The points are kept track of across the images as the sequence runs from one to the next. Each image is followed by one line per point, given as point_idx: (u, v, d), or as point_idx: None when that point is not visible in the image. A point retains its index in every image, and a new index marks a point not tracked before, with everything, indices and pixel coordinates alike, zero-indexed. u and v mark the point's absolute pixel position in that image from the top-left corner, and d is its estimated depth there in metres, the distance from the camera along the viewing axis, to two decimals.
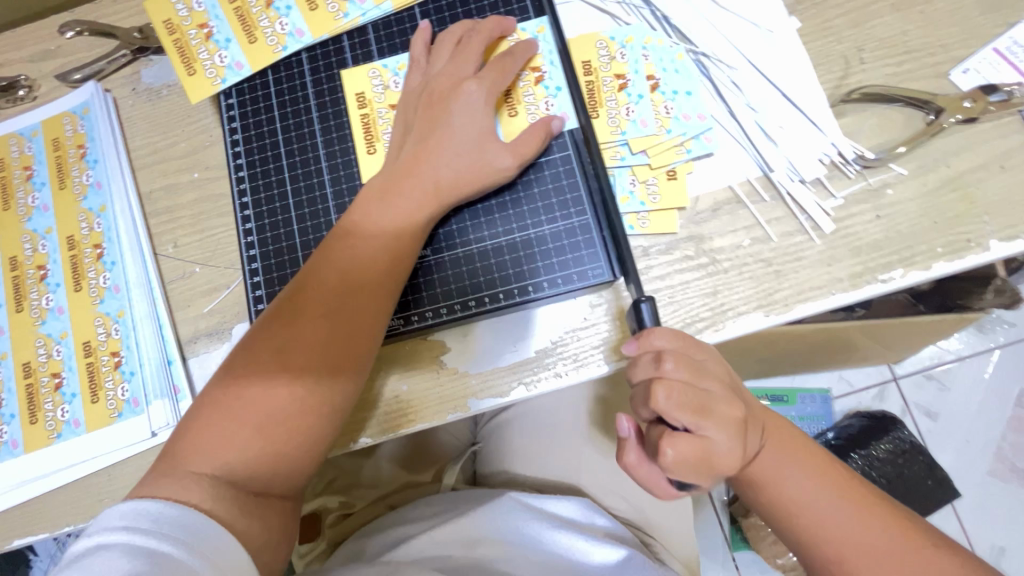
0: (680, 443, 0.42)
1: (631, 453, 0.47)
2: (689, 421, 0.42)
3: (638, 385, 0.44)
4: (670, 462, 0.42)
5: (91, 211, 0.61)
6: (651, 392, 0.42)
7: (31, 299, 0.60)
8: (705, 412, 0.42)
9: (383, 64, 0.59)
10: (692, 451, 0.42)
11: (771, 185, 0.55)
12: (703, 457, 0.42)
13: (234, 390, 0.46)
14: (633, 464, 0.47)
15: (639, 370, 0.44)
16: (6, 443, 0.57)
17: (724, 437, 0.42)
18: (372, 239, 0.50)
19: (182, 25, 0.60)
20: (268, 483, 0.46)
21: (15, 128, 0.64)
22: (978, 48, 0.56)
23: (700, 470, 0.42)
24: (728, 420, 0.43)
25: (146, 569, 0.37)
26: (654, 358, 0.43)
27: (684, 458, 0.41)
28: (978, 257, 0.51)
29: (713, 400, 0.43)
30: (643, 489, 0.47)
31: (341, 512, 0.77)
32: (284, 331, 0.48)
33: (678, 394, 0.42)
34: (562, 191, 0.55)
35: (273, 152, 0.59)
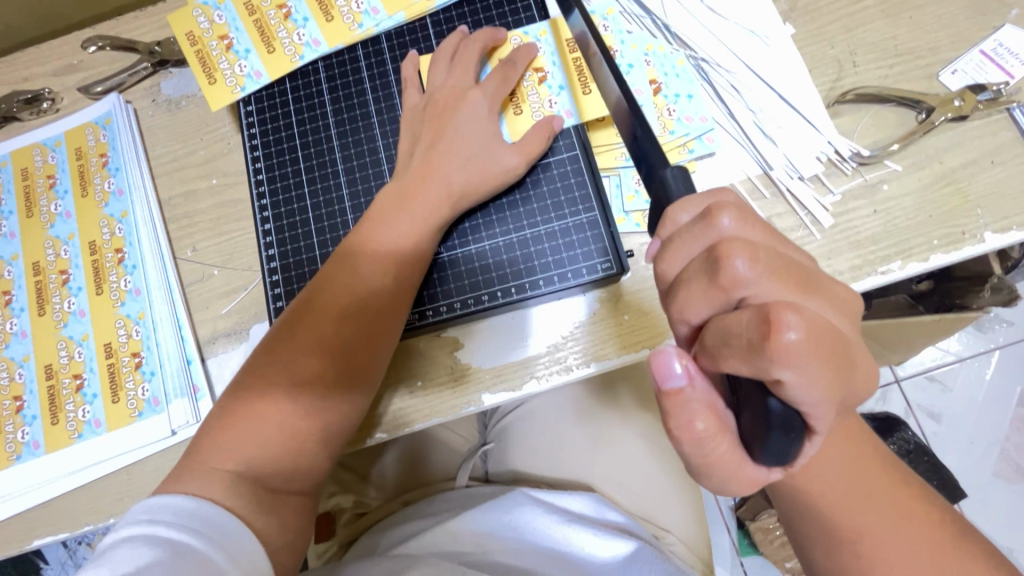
0: (800, 315, 0.28)
1: (699, 415, 0.31)
2: (787, 291, 0.30)
3: (692, 265, 0.33)
4: (797, 350, 0.27)
5: (113, 217, 0.63)
6: (722, 260, 0.31)
7: (54, 303, 0.61)
8: (799, 283, 0.31)
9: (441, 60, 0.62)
10: (820, 333, 0.28)
11: (770, 182, 0.57)
12: (827, 335, 0.29)
13: (233, 411, 0.47)
14: (707, 426, 0.31)
15: (686, 251, 0.34)
16: (27, 444, 0.58)
17: (826, 307, 0.31)
18: (371, 257, 0.52)
19: (204, 37, 0.62)
20: (289, 479, 0.47)
21: (38, 139, 0.66)
22: (966, 50, 0.58)
23: (830, 355, 0.28)
24: (828, 293, 0.32)
25: (168, 559, 0.38)
26: (704, 221, 0.33)
27: (816, 336, 0.28)
28: (973, 248, 0.53)
29: (803, 269, 0.32)
30: (722, 465, 0.32)
31: (354, 512, 0.79)
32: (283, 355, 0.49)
33: (763, 256, 0.31)
34: (571, 189, 0.57)
35: (291, 156, 0.61)
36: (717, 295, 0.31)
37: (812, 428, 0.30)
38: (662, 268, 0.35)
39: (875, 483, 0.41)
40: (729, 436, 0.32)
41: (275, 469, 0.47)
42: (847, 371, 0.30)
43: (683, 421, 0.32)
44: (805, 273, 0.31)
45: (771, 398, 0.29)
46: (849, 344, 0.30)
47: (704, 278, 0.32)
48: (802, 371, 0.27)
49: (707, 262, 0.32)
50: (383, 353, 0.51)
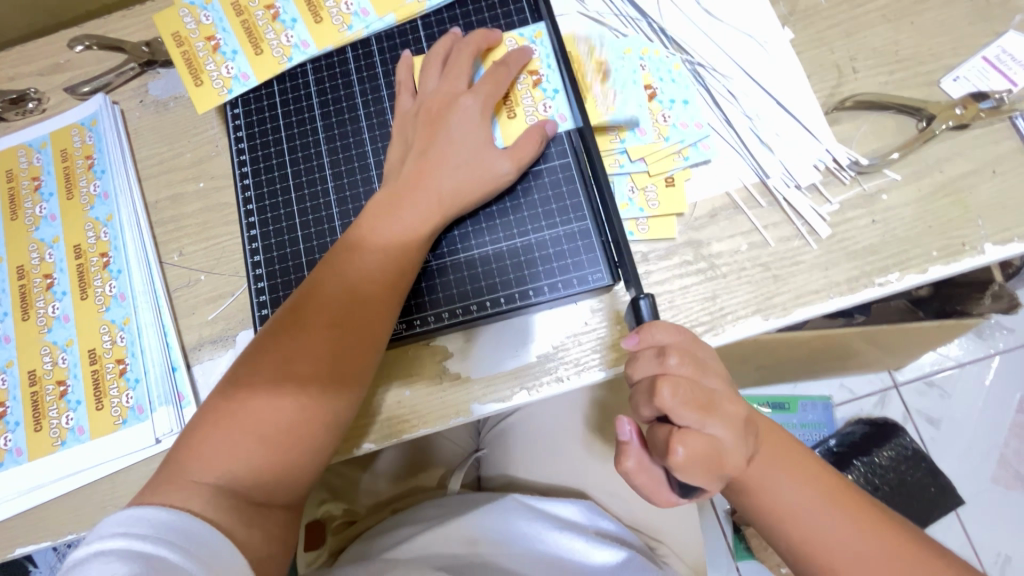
0: (691, 440, 0.38)
1: (632, 457, 0.42)
2: (698, 420, 0.38)
3: (641, 381, 0.40)
4: (683, 465, 0.37)
5: (98, 220, 0.62)
6: (655, 389, 0.38)
7: (38, 308, 0.60)
8: (708, 409, 0.39)
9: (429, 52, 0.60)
10: (705, 451, 0.38)
11: (767, 190, 0.56)
12: (712, 455, 0.38)
13: (215, 429, 0.46)
14: (633, 466, 0.42)
15: (640, 367, 0.41)
16: (10, 451, 0.57)
17: (725, 431, 0.39)
18: (361, 271, 0.50)
19: (191, 37, 0.61)
20: (272, 493, 0.46)
21: (24, 140, 0.65)
22: (968, 56, 0.57)
23: (710, 470, 0.38)
24: (728, 415, 0.39)
25: (143, 571, 0.37)
26: (658, 353, 0.40)
27: (699, 457, 0.37)
28: (973, 260, 0.52)
29: (717, 396, 0.39)
30: (643, 496, 0.43)
31: (345, 520, 0.77)
32: (267, 371, 0.47)
33: (685, 389, 0.38)
34: (562, 196, 0.56)
35: (278, 160, 0.60)
36: (650, 411, 0.39)
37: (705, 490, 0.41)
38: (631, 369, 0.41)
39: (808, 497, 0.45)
40: (649, 477, 0.42)
41: (257, 483, 0.46)
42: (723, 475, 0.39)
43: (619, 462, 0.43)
44: (715, 399, 0.39)
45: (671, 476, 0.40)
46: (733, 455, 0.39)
47: (644, 396, 0.39)
48: (687, 479, 0.38)
49: (647, 384, 0.39)
50: (371, 368, 0.50)
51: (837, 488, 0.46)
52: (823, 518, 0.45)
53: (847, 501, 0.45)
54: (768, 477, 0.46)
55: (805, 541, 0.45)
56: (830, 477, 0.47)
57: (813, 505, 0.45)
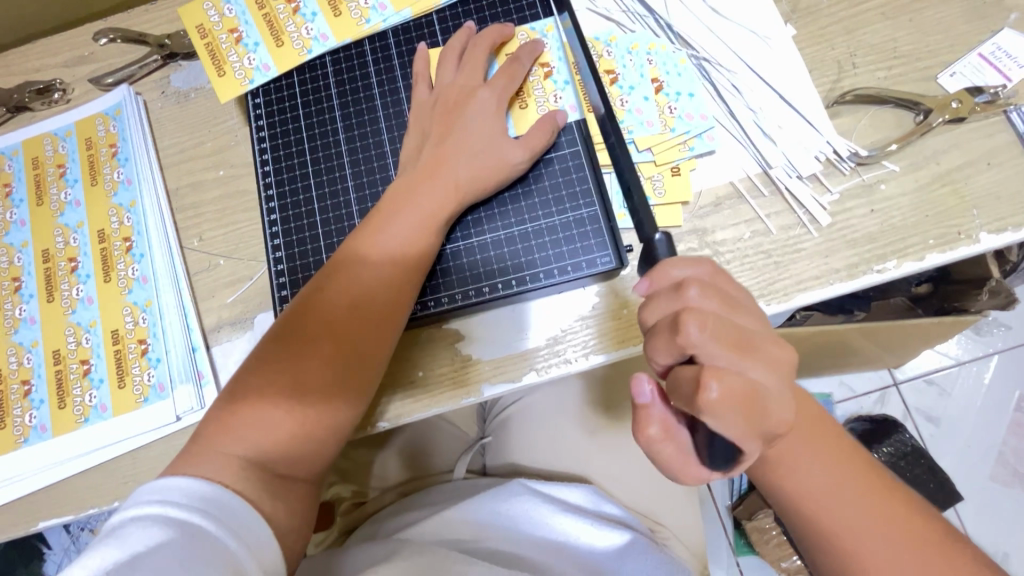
0: (725, 377, 0.34)
1: (654, 423, 0.38)
2: (727, 355, 0.36)
3: (659, 321, 0.38)
4: (717, 405, 0.33)
5: (121, 207, 0.64)
6: (680, 324, 0.36)
7: (62, 290, 0.62)
8: (741, 345, 0.36)
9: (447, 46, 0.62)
10: (739, 392, 0.34)
11: (769, 181, 0.58)
12: (750, 394, 0.34)
13: (241, 401, 0.48)
14: (656, 434, 0.38)
15: (659, 307, 0.39)
16: (34, 427, 0.59)
17: (760, 367, 0.36)
18: (382, 252, 0.52)
19: (214, 29, 0.64)
20: (295, 466, 0.48)
21: (49, 128, 0.67)
22: (964, 53, 0.59)
23: (750, 414, 0.34)
24: (766, 354, 0.37)
25: (180, 539, 0.40)
26: (676, 289, 0.39)
27: (733, 397, 0.34)
28: (968, 248, 0.54)
29: (748, 331, 0.37)
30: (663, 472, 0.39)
31: (354, 501, 0.79)
32: (292, 344, 0.49)
33: (712, 323, 0.36)
34: (572, 183, 0.58)
35: (297, 148, 0.62)
36: (673, 349, 0.36)
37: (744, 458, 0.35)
38: (643, 313, 0.40)
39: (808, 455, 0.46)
40: (676, 444, 0.38)
41: (280, 455, 0.47)
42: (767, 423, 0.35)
43: (640, 428, 0.39)
44: (746, 335, 0.37)
45: (712, 436, 0.35)
46: (775, 402, 0.36)
47: (667, 333, 0.37)
48: (722, 423, 0.34)
49: (671, 323, 0.37)
50: (389, 347, 0.51)
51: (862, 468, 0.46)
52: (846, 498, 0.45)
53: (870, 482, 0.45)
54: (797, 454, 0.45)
55: (813, 511, 0.45)
56: (856, 457, 0.46)
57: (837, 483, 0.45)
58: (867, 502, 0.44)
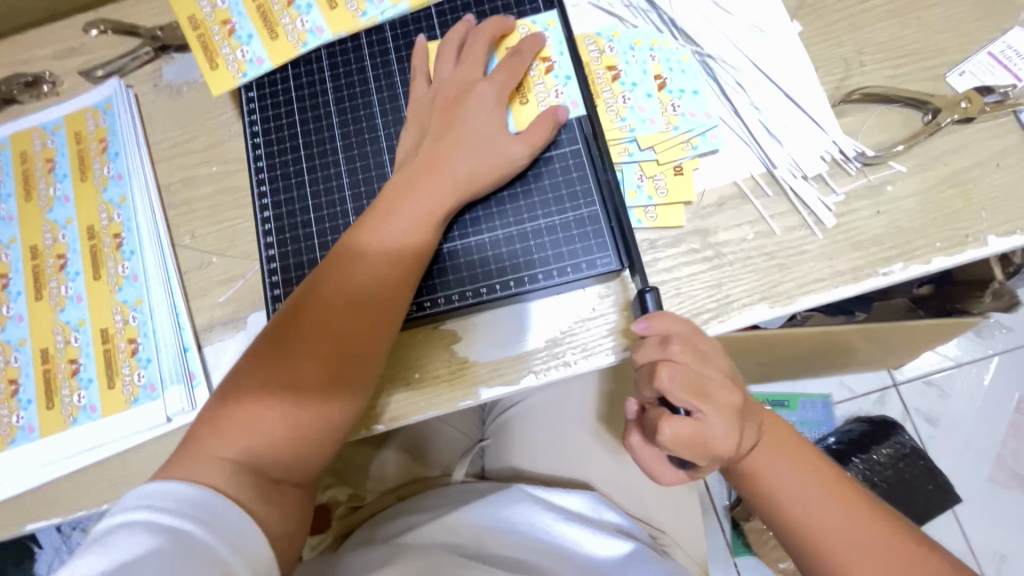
0: (678, 421, 0.42)
1: (636, 433, 0.48)
2: (690, 404, 0.42)
3: (642, 366, 0.45)
4: (669, 440, 0.42)
5: (111, 202, 0.62)
6: (654, 374, 0.43)
7: (51, 287, 0.61)
8: (703, 394, 0.43)
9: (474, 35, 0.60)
10: (690, 433, 0.42)
11: (773, 181, 0.57)
12: (701, 434, 0.43)
13: (233, 402, 0.47)
14: (636, 441, 0.48)
15: (643, 354, 0.45)
16: (22, 428, 0.58)
17: (719, 416, 0.43)
18: (379, 250, 0.51)
19: (207, 21, 0.62)
20: (290, 470, 0.47)
21: (38, 122, 0.66)
22: (973, 52, 0.58)
23: (696, 449, 0.43)
24: (724, 401, 0.43)
25: (169, 547, 0.38)
26: (659, 341, 0.44)
27: (682, 437, 0.42)
28: (976, 252, 0.53)
29: (713, 383, 0.43)
30: (645, 469, 0.48)
31: (350, 505, 0.78)
32: (285, 345, 0.48)
33: (681, 375, 0.43)
34: (572, 182, 0.56)
35: (291, 144, 0.61)
36: (649, 391, 0.44)
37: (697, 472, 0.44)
38: (634, 355, 0.46)
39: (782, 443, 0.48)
40: (647, 449, 0.47)
41: (274, 460, 0.46)
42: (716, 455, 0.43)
43: (624, 435, 0.48)
44: (710, 386, 0.43)
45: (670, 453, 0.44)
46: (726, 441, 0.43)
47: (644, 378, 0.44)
48: (675, 453, 0.43)
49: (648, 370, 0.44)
50: (383, 351, 0.50)
51: (839, 483, 0.47)
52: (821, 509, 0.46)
53: (848, 496, 0.46)
54: (767, 461, 0.47)
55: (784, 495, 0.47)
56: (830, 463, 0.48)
57: (812, 494, 0.46)
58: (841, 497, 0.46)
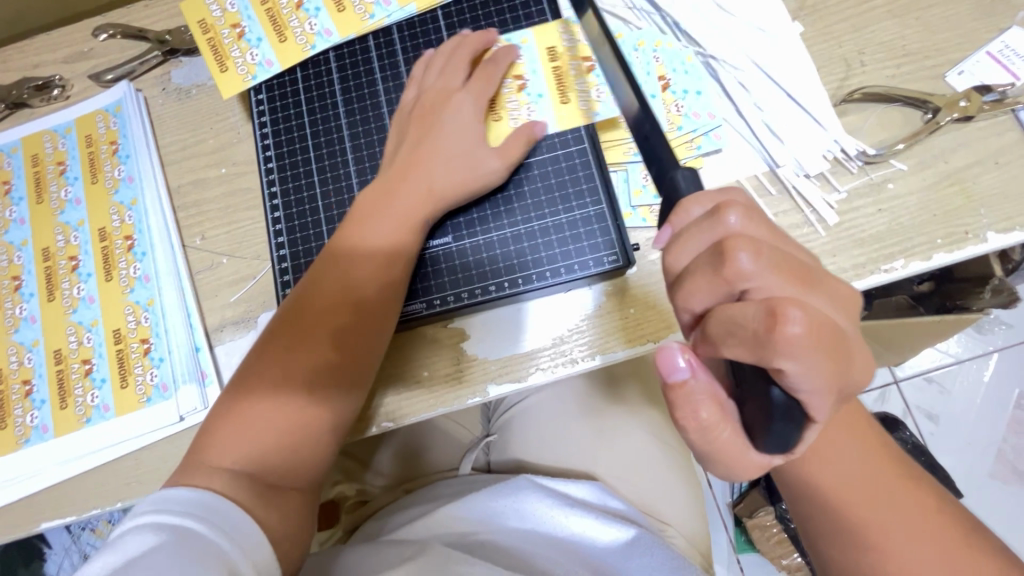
0: (806, 311, 0.29)
1: (703, 406, 0.34)
2: (790, 286, 0.32)
3: (698, 255, 0.35)
4: (800, 341, 0.28)
5: (122, 204, 0.63)
6: (729, 253, 0.32)
7: (63, 289, 0.62)
8: (804, 279, 0.33)
9: (508, 38, 0.60)
10: (821, 325, 0.29)
11: (777, 180, 0.57)
12: (833, 335, 0.30)
13: (244, 398, 0.48)
14: (710, 416, 0.34)
15: (696, 242, 0.35)
16: (36, 428, 0.59)
17: (828, 303, 0.32)
18: (385, 245, 0.52)
19: (216, 24, 0.63)
20: (302, 464, 0.48)
21: (49, 125, 0.67)
22: (972, 52, 0.59)
23: (832, 354, 0.29)
24: (830, 289, 0.33)
25: (172, 541, 0.39)
26: (714, 216, 0.35)
27: (815, 334, 0.29)
28: (976, 248, 0.54)
29: (808, 264, 0.34)
30: (720, 453, 0.35)
31: (358, 499, 0.79)
32: (293, 340, 0.50)
33: (767, 251, 0.32)
34: (578, 181, 0.57)
35: (301, 145, 0.61)
36: (719, 286, 0.33)
37: (809, 417, 0.31)
38: (668, 260, 0.37)
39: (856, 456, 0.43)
40: (730, 424, 0.34)
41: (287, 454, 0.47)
42: (848, 366, 0.31)
43: (688, 412, 0.34)
44: (813, 273, 0.33)
45: (777, 389, 0.30)
46: (851, 344, 0.31)
47: (709, 269, 0.33)
48: (806, 365, 0.28)
49: (713, 254, 0.34)
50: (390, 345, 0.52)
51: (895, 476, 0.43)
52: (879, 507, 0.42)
53: (905, 491, 0.42)
54: (826, 455, 0.42)
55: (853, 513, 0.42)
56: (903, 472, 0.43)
57: (871, 489, 0.42)
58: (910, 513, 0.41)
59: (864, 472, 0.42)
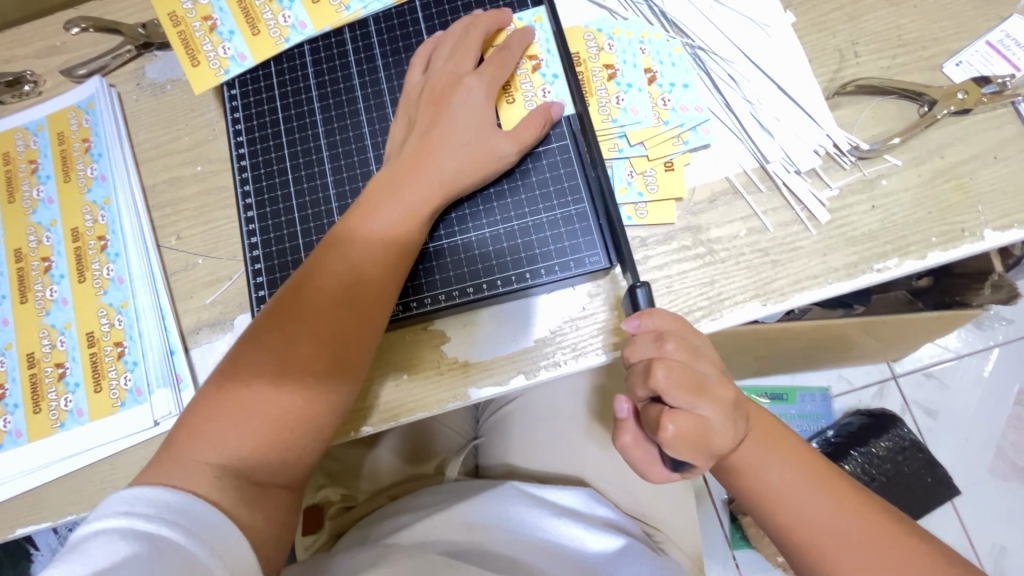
0: (680, 418, 0.39)
1: (626, 435, 0.44)
2: (688, 403, 0.39)
3: (636, 362, 0.41)
4: (669, 441, 0.39)
5: (96, 204, 0.62)
6: (651, 372, 0.39)
7: (36, 290, 0.60)
8: (702, 392, 0.39)
9: (519, 17, 0.58)
10: (692, 429, 0.39)
11: (766, 176, 0.56)
12: (701, 431, 0.40)
13: (212, 408, 0.46)
14: (628, 442, 0.44)
15: (638, 350, 0.41)
16: (9, 433, 0.57)
17: (715, 411, 0.40)
18: (363, 248, 0.50)
19: (187, 17, 0.61)
20: (273, 473, 0.46)
21: (20, 123, 0.65)
22: (972, 41, 0.56)
23: (697, 446, 0.40)
24: (721, 397, 0.40)
25: (146, 553, 0.37)
26: (655, 338, 0.40)
27: (685, 435, 0.39)
28: (973, 246, 0.52)
29: (712, 381, 0.40)
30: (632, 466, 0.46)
31: (342, 505, 0.77)
32: (263, 347, 0.47)
33: (677, 373, 0.39)
34: (560, 179, 0.55)
35: (275, 142, 0.60)
36: (644, 390, 0.40)
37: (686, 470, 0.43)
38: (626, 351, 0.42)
39: (778, 454, 0.47)
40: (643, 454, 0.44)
41: (259, 463, 0.46)
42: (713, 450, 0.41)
43: (615, 437, 0.45)
44: (710, 384, 0.40)
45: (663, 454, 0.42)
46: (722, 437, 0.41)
47: (638, 376, 0.40)
48: (675, 455, 0.39)
49: (643, 367, 0.40)
50: (367, 353, 0.50)
51: (826, 476, 0.46)
52: (813, 504, 0.45)
53: (835, 489, 0.46)
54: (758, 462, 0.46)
55: (792, 518, 0.46)
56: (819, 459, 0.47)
57: (806, 491, 0.46)
58: (835, 503, 0.45)
59: (790, 471, 0.46)
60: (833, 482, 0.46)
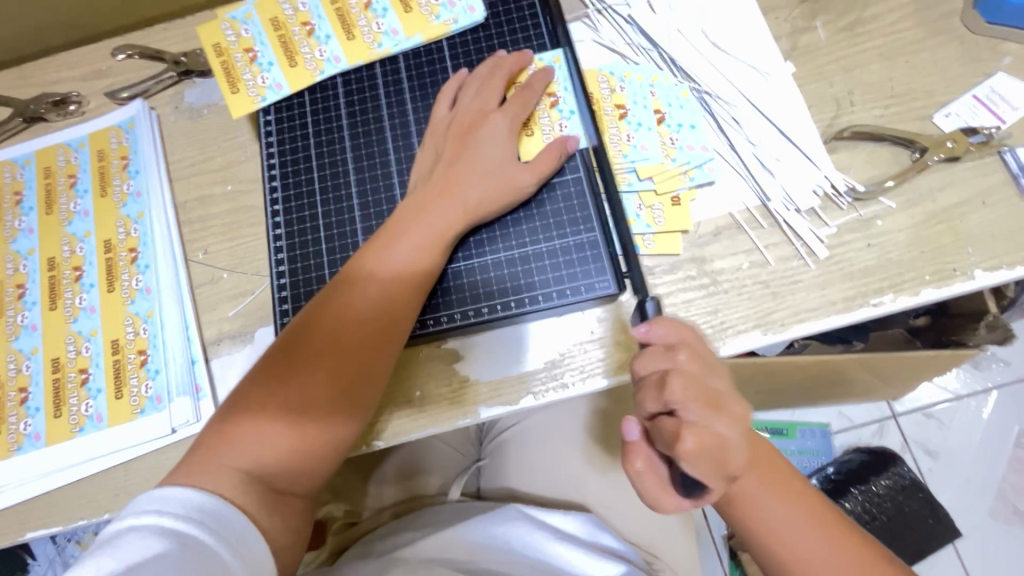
0: (699, 429, 0.39)
1: (639, 459, 0.44)
2: (703, 413, 0.40)
3: (648, 375, 0.42)
4: (689, 453, 0.38)
5: (129, 218, 0.65)
6: (665, 383, 0.41)
7: (65, 298, 0.63)
8: (716, 405, 0.40)
9: (538, 57, 0.63)
10: (710, 443, 0.39)
11: (768, 213, 0.59)
12: (719, 447, 0.39)
13: (236, 413, 0.48)
14: (641, 468, 0.44)
15: (650, 362, 0.43)
16: (29, 435, 0.59)
17: (731, 426, 0.40)
18: (388, 266, 0.53)
19: (229, 48, 0.65)
20: (293, 482, 0.48)
21: (62, 139, 0.69)
22: (959, 95, 0.60)
23: (717, 461, 0.39)
24: (735, 412, 0.41)
25: (176, 551, 0.39)
26: (667, 349, 0.42)
27: (704, 447, 0.39)
28: (964, 285, 0.55)
29: (725, 395, 0.41)
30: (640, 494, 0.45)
31: (346, 521, 0.79)
32: (288, 357, 0.50)
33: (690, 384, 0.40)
34: (573, 209, 0.59)
35: (305, 165, 0.63)
36: (658, 403, 0.41)
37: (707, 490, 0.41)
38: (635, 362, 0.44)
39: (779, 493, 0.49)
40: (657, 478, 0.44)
41: (280, 471, 0.47)
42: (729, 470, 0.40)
43: (628, 462, 0.44)
44: (723, 398, 0.41)
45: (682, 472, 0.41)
46: (739, 455, 0.40)
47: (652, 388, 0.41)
48: (695, 468, 0.39)
49: (656, 378, 0.41)
50: (387, 367, 0.52)
51: (821, 513, 0.49)
52: (809, 534, 0.48)
53: (830, 528, 0.48)
54: (761, 493, 0.49)
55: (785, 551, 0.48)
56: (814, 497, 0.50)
57: (801, 522, 0.48)
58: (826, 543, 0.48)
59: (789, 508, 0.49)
60: (819, 510, 0.49)
